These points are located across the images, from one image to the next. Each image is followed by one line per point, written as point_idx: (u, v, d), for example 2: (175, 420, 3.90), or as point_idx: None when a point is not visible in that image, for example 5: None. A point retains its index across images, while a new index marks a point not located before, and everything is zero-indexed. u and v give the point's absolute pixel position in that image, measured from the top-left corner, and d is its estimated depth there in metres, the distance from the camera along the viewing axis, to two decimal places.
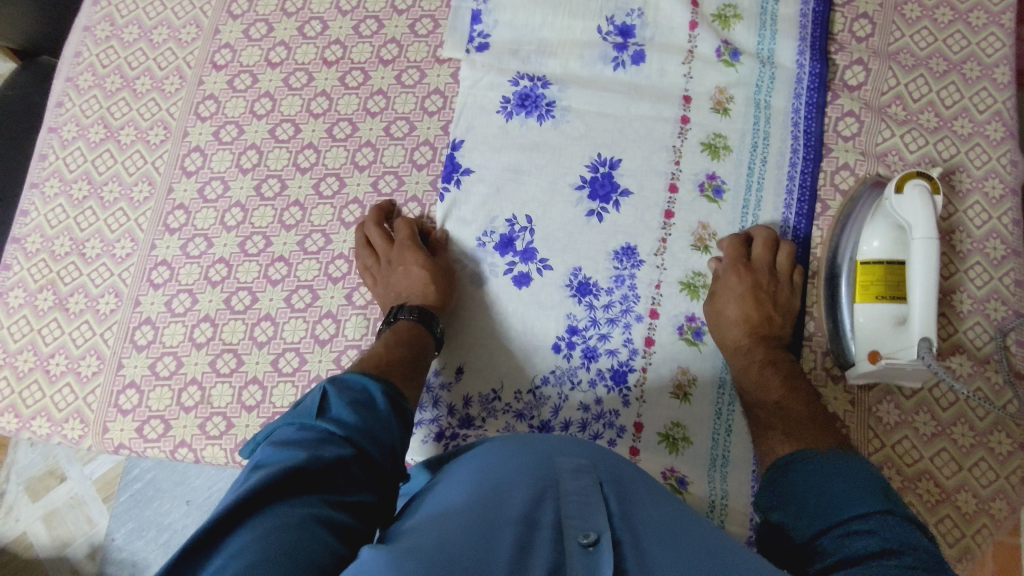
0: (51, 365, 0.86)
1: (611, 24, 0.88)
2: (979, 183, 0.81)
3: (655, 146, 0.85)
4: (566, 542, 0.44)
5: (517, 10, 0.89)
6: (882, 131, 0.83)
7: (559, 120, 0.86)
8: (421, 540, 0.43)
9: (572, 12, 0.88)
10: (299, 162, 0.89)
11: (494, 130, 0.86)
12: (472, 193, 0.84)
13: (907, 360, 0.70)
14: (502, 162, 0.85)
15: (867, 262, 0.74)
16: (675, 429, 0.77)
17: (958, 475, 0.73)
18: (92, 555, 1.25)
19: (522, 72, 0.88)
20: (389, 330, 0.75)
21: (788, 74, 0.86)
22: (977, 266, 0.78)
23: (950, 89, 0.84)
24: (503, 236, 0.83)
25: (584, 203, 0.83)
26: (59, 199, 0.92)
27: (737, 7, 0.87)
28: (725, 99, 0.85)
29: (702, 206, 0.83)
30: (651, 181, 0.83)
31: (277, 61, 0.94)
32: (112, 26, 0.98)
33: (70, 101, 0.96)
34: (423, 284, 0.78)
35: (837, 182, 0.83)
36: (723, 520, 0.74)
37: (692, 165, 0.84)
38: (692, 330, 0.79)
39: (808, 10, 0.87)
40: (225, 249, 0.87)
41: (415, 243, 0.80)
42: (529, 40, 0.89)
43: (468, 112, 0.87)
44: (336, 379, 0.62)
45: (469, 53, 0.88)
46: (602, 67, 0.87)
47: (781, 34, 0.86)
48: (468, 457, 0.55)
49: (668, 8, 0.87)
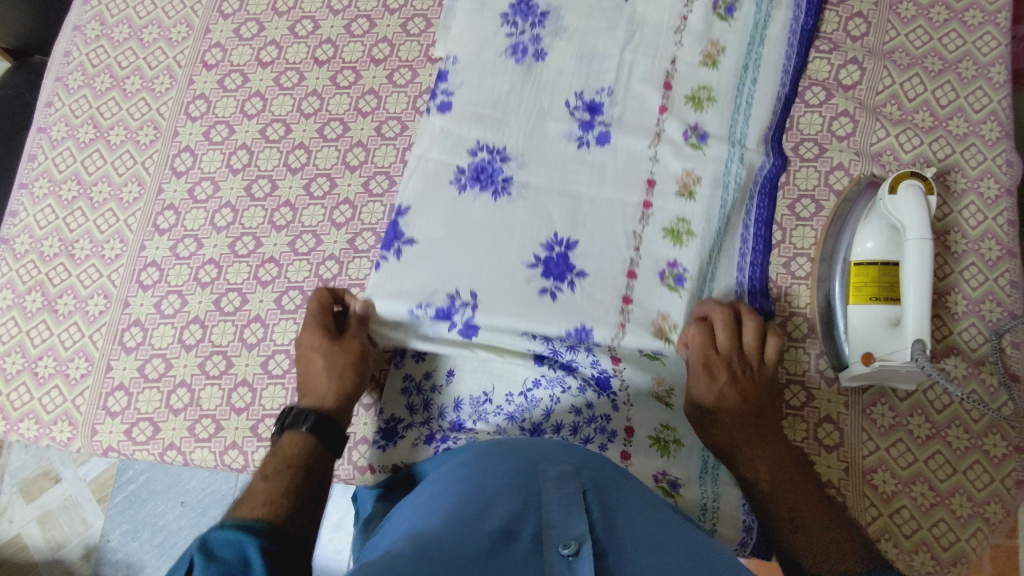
0: (39, 368, 0.85)
1: (579, 99, 0.83)
2: (974, 183, 0.80)
3: (614, 227, 0.79)
4: (547, 552, 0.44)
5: (484, 75, 0.83)
6: (876, 131, 0.83)
7: (514, 197, 0.79)
8: (399, 549, 0.42)
9: (541, 85, 0.84)
10: (290, 162, 0.89)
11: (445, 202, 0.78)
12: (414, 266, 0.75)
13: (901, 361, 0.70)
14: (449, 235, 0.77)
15: (861, 263, 0.74)
16: (665, 431, 0.75)
17: (953, 478, 0.73)
18: (86, 557, 1.24)
19: (482, 142, 0.81)
20: (283, 442, 0.67)
21: (756, 163, 0.82)
22: (972, 267, 0.78)
23: (945, 89, 0.83)
24: (440, 310, 0.74)
25: (537, 280, 0.75)
26: (48, 199, 0.91)
27: (712, 89, 0.84)
28: (692, 181, 0.81)
29: (660, 294, 0.77)
30: (609, 264, 0.77)
31: (267, 60, 0.93)
32: (103, 25, 0.97)
33: (60, 100, 0.95)
34: (319, 370, 0.73)
35: (831, 183, 0.82)
36: (715, 523, 0.73)
37: (652, 251, 0.78)
38: (654, 340, 0.76)
39: (784, 93, 0.84)
40: (215, 250, 0.87)
41: (320, 322, 0.75)
42: (492, 106, 0.83)
43: (420, 180, 0.79)
44: (205, 538, 0.49)
45: (429, 114, 0.83)
46: (565, 144, 0.82)
47: (754, 120, 0.83)
48: (453, 471, 0.55)
49: (639, 88, 0.84)
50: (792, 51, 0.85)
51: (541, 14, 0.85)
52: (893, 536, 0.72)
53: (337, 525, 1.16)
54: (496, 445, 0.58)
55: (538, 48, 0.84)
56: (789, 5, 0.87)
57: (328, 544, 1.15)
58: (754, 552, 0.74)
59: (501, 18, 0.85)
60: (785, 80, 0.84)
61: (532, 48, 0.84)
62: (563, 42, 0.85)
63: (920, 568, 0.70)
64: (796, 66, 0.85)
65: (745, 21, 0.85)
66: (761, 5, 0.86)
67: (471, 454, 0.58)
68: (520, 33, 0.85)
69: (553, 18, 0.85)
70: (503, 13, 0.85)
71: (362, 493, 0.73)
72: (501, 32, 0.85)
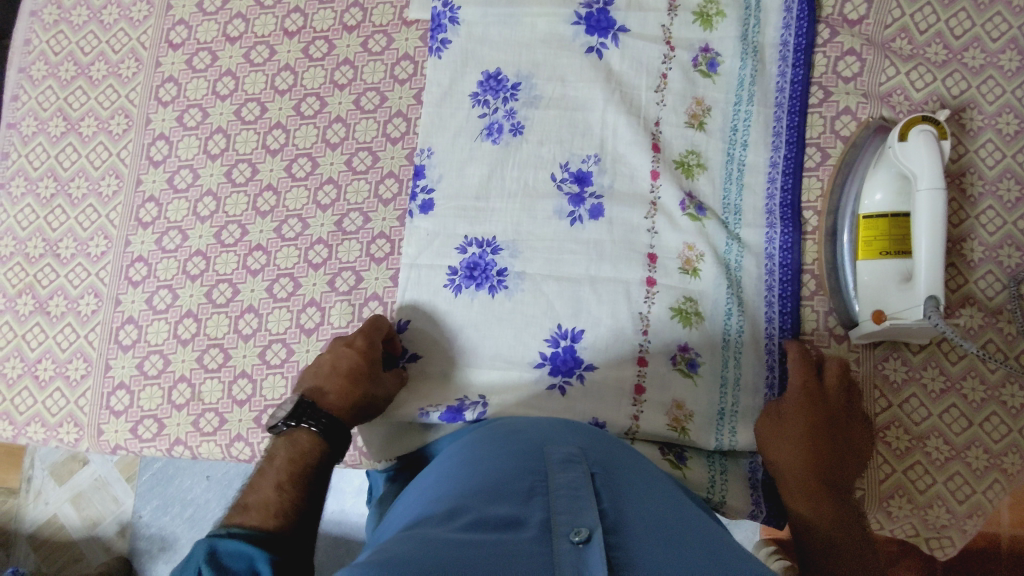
0: (39, 371, 0.84)
1: (566, 171, 0.78)
2: (992, 119, 0.75)
3: (619, 311, 0.74)
4: (556, 538, 0.41)
5: (462, 166, 0.80)
6: (885, 69, 0.77)
7: (513, 290, 0.76)
8: (405, 544, 0.41)
9: (523, 163, 0.79)
10: (268, 143, 0.85)
11: (441, 310, 0.77)
12: (417, 383, 0.75)
13: (913, 318, 0.67)
14: (450, 344, 0.76)
15: (870, 216, 0.70)
16: (678, 410, 0.73)
17: (968, 431, 0.71)
18: (120, 535, 1.27)
19: (470, 237, 0.78)
20: (283, 438, 0.63)
21: (756, 231, 0.77)
22: (990, 211, 0.74)
23: (959, 17, 0.77)
24: (449, 406, 0.73)
25: (545, 376, 0.74)
26: (27, 198, 0.89)
27: (701, 154, 0.78)
28: (695, 257, 0.76)
29: (675, 380, 0.73)
30: (616, 352, 0.74)
31: (235, 35, 0.88)
32: (60, 9, 0.92)
33: (26, 93, 0.91)
34: (355, 377, 0.67)
35: (838, 129, 0.78)
36: (724, 495, 0.72)
37: (662, 334, 0.74)
38: (686, 360, 0.74)
39: (781, 152, 0.78)
40: (200, 241, 0.84)
41: (370, 341, 0.71)
42: (476, 197, 0.79)
43: (413, 293, 0.78)
44: (214, 548, 0.50)
45: (411, 217, 0.79)
46: (557, 223, 0.77)
47: (747, 189, 0.78)
48: (458, 457, 0.55)
49: (628, 154, 0.78)
50: (781, 110, 0.79)
51: (513, 87, 0.81)
52: (908, 491, 0.71)
53: (359, 490, 1.17)
54: (501, 431, 0.58)
55: (514, 123, 0.80)
56: (775, 55, 0.80)
57: (352, 507, 1.17)
58: (766, 521, 0.73)
59: (471, 97, 0.81)
60: (778, 144, 0.78)
61: (508, 124, 0.80)
62: (540, 112, 0.80)
63: (936, 523, 0.70)
64: (792, 120, 0.78)
65: (730, 75, 0.80)
66: (746, 57, 0.79)
67: (479, 439, 0.58)
68: (493, 112, 0.81)
69: (526, 88, 0.81)
70: (472, 93, 0.81)
71: (375, 474, 0.74)
72: (473, 114, 0.81)
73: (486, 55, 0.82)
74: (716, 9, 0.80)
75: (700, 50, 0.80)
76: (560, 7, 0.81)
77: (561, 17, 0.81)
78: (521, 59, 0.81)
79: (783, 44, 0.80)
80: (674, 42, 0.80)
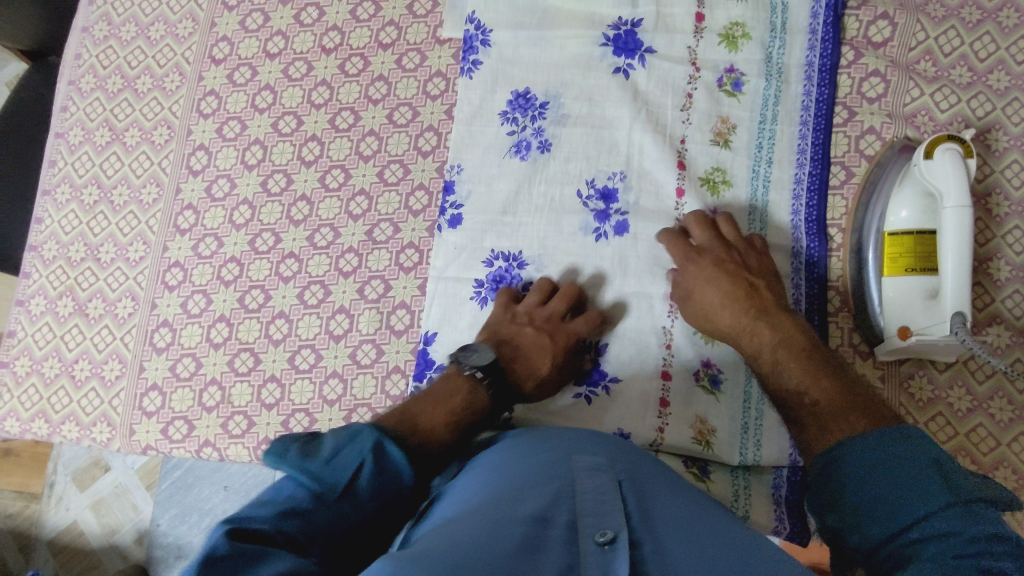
0: (76, 371, 0.87)
1: (592, 187, 0.80)
2: (1018, 140, 0.76)
3: (643, 325, 0.75)
4: (582, 541, 0.43)
5: (492, 180, 0.82)
6: (910, 91, 0.78)
7: None
8: (435, 539, 0.42)
9: (551, 178, 0.81)
10: (303, 155, 0.88)
11: (468, 322, 0.78)
12: None
13: (940, 334, 0.67)
14: None
15: (895, 233, 0.71)
16: (702, 426, 0.73)
17: (996, 452, 0.70)
18: (139, 541, 1.29)
19: (497, 250, 0.80)
20: (465, 379, 0.66)
21: (782, 248, 0.78)
22: (1016, 231, 0.74)
23: (984, 40, 0.78)
24: None
25: (570, 386, 0.75)
26: (72, 204, 0.92)
27: (726, 170, 0.80)
28: None
29: (698, 398, 0.74)
30: (639, 366, 0.75)
31: (275, 51, 0.92)
32: (110, 25, 0.97)
33: (75, 104, 0.95)
34: (533, 366, 0.71)
35: (862, 147, 0.79)
36: (747, 510, 0.72)
37: (685, 350, 0.75)
38: (709, 376, 0.74)
39: (805, 170, 0.79)
40: (236, 247, 0.87)
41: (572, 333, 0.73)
42: (504, 211, 0.81)
43: (441, 305, 0.79)
44: (382, 444, 0.52)
45: (440, 230, 0.81)
46: (582, 237, 0.79)
47: (773, 206, 0.79)
48: (487, 459, 0.56)
49: (654, 170, 0.80)
50: (806, 128, 0.80)
51: (542, 105, 0.83)
52: None
53: None
54: (530, 437, 0.58)
55: (542, 140, 0.82)
56: (800, 76, 0.81)
57: None
58: (790, 539, 0.72)
59: (501, 115, 0.84)
60: (803, 161, 0.79)
61: (536, 141, 0.82)
62: (568, 129, 0.82)
63: None
64: (816, 140, 0.79)
65: (755, 95, 0.81)
66: (771, 78, 0.81)
67: (506, 443, 0.58)
68: (522, 129, 0.83)
69: (554, 107, 0.83)
70: (501, 111, 0.84)
71: None
72: (502, 131, 0.83)
73: (515, 74, 0.84)
74: (742, 32, 0.82)
75: (724, 71, 0.82)
76: (589, 29, 0.83)
77: (590, 38, 0.83)
78: (550, 78, 0.84)
79: (808, 65, 0.81)
80: (699, 63, 0.82)
